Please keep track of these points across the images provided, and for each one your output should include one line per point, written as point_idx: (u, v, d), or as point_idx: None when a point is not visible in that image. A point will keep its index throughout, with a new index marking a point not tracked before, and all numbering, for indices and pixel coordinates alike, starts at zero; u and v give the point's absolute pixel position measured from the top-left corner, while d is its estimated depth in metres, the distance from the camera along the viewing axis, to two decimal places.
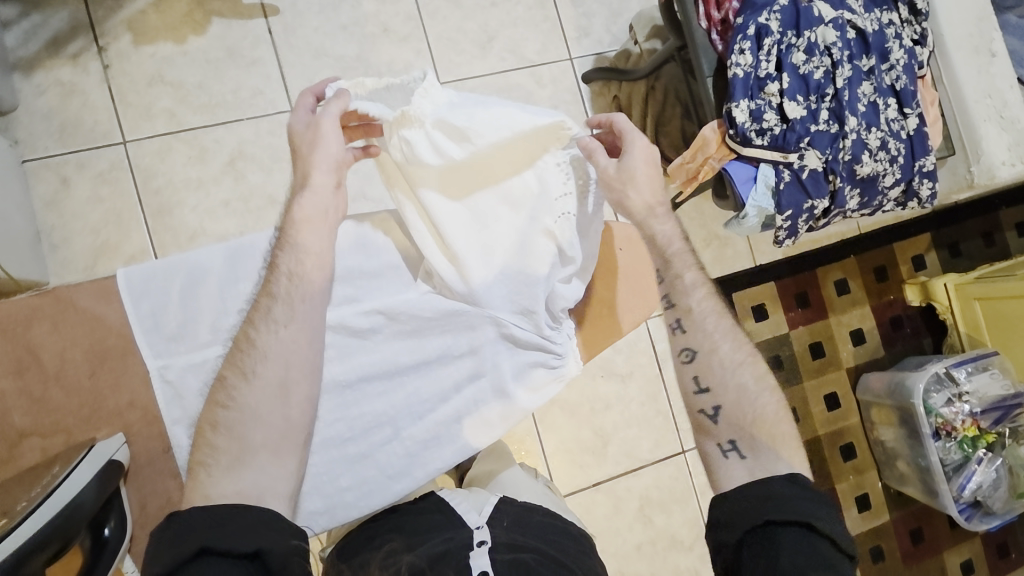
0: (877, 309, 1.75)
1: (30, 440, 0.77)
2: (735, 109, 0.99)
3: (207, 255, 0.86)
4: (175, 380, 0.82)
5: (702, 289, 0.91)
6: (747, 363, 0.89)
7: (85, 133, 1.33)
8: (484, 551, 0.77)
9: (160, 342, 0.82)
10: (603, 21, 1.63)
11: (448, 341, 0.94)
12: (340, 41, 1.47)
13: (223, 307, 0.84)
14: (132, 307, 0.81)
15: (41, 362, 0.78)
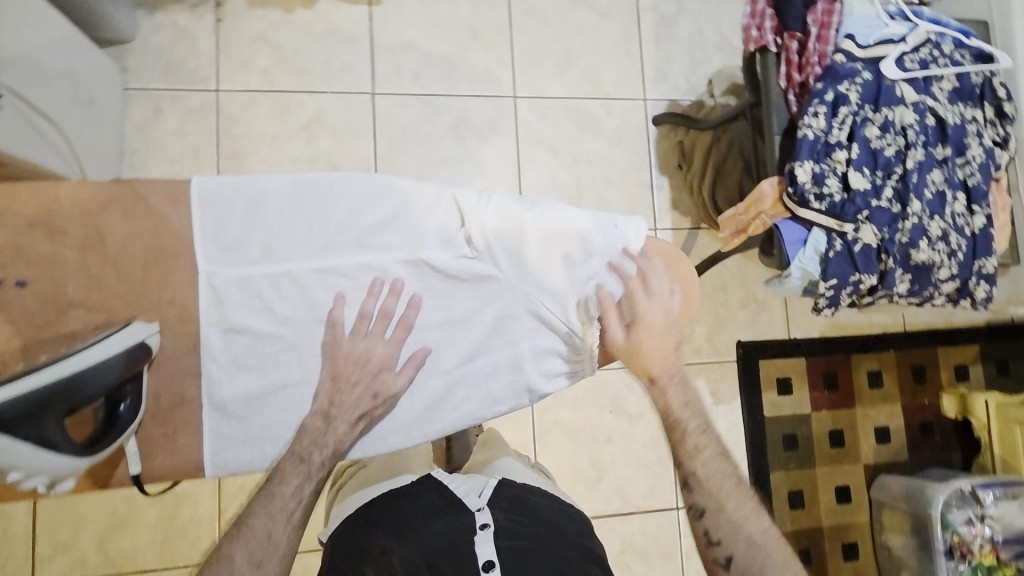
0: (908, 410, 1.68)
1: (75, 313, 0.76)
2: (798, 168, 0.99)
3: (276, 179, 0.79)
4: (221, 288, 0.79)
5: (704, 449, 0.90)
6: (756, 512, 0.88)
7: (186, 73, 1.44)
8: (489, 535, 0.84)
9: (218, 250, 0.78)
10: (684, 68, 1.66)
11: (477, 306, 0.86)
12: (431, 38, 1.55)
13: (271, 230, 0.79)
14: (199, 213, 0.77)
15: (104, 243, 0.76)
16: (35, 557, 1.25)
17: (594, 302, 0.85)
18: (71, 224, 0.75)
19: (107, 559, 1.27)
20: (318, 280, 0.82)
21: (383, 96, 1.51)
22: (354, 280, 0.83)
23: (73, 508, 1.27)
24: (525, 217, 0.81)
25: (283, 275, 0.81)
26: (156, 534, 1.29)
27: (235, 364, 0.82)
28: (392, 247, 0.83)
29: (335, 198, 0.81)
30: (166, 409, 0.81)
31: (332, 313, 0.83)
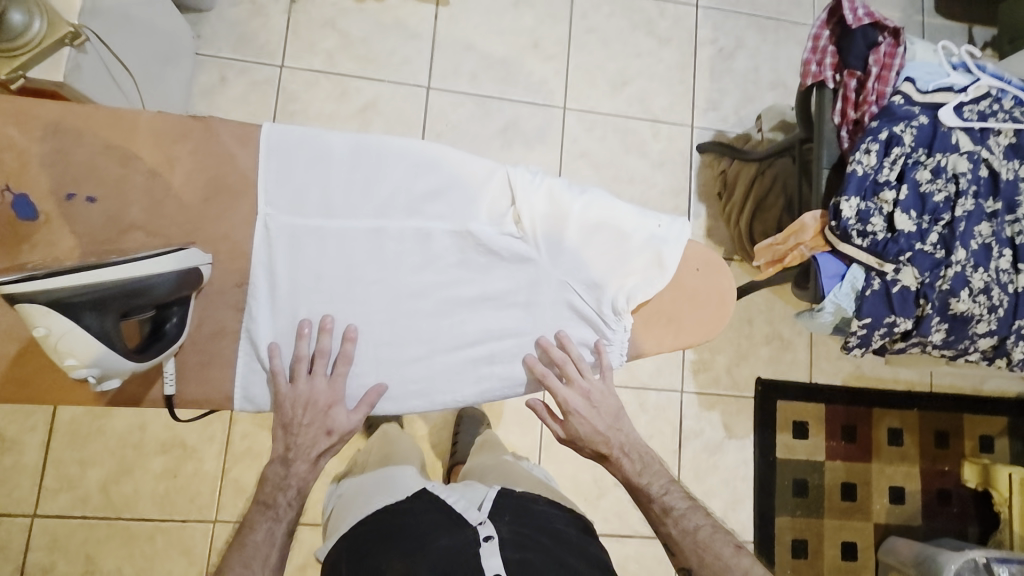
0: (926, 474, 1.63)
1: (135, 235, 0.75)
2: (844, 203, 0.99)
3: (341, 137, 0.78)
4: (275, 234, 0.77)
5: (675, 507, 0.89)
6: (744, 556, 0.86)
7: (256, 47, 1.50)
8: (494, 547, 0.82)
9: (277, 195, 0.77)
10: (735, 102, 1.67)
11: (512, 285, 0.82)
12: (492, 43, 1.59)
13: (328, 184, 0.78)
14: (265, 159, 0.76)
15: (171, 175, 0.76)
16: (40, 489, 1.27)
17: (624, 296, 0.80)
18: (146, 152, 0.75)
19: (107, 501, 1.29)
20: (366, 240, 0.80)
21: (438, 91, 1.56)
22: (398, 243, 0.80)
23: (84, 447, 1.30)
24: (572, 208, 0.79)
25: (330, 229, 0.79)
26: (158, 484, 1.31)
27: (272, 304, 0.79)
28: (438, 215, 0.80)
29: (391, 161, 0.79)
30: (204, 338, 0.79)
31: (369, 272, 0.80)
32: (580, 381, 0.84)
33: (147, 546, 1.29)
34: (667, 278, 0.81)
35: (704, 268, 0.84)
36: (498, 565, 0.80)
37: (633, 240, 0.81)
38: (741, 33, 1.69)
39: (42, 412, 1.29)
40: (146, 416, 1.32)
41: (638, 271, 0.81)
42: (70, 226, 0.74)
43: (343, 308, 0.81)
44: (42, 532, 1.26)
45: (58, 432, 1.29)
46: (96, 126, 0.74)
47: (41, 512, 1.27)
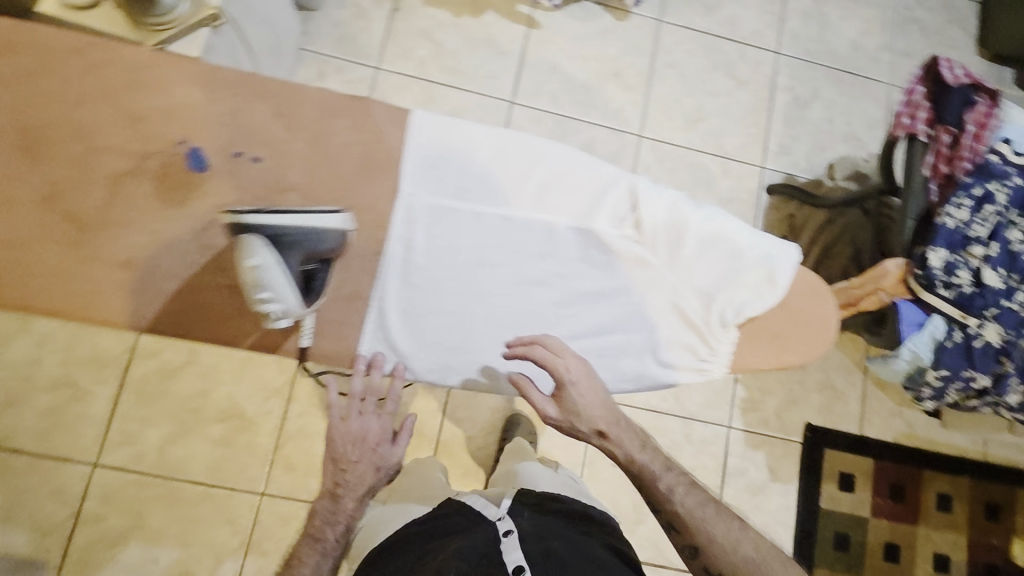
0: (974, 545, 1.57)
1: (291, 195, 0.76)
2: (931, 253, 1.00)
3: (481, 127, 0.78)
4: (414, 213, 0.77)
5: (680, 485, 0.84)
6: (739, 527, 0.83)
7: (355, 48, 1.58)
8: (515, 541, 0.81)
9: (419, 174, 0.77)
10: (807, 149, 1.70)
11: (628, 286, 0.82)
12: (576, 67, 1.66)
13: (466, 165, 0.77)
14: (413, 141, 0.77)
15: (329, 144, 0.77)
16: (103, 440, 1.32)
17: (733, 309, 0.81)
18: (307, 121, 0.77)
19: (163, 461, 1.32)
20: (495, 227, 0.79)
21: (520, 107, 1.62)
22: (527, 231, 0.79)
23: (148, 406, 1.34)
24: (693, 220, 0.79)
25: (465, 212, 0.78)
26: (213, 451, 1.35)
27: (402, 276, 0.79)
28: (566, 207, 0.79)
29: (525, 148, 0.78)
30: (342, 298, 0.78)
31: (496, 256, 0.80)
32: (568, 355, 0.79)
33: (195, 509, 1.32)
34: (778, 295, 0.82)
35: (809, 291, 0.83)
36: (520, 557, 0.78)
37: (743, 257, 0.81)
38: (818, 83, 1.73)
39: (114, 366, 1.34)
40: (211, 384, 1.37)
41: (748, 285, 0.82)
42: (234, 181, 0.76)
43: (466, 288, 0.80)
44: (99, 483, 1.30)
45: (126, 388, 1.34)
46: (266, 90, 0.77)
47: (101, 463, 1.30)
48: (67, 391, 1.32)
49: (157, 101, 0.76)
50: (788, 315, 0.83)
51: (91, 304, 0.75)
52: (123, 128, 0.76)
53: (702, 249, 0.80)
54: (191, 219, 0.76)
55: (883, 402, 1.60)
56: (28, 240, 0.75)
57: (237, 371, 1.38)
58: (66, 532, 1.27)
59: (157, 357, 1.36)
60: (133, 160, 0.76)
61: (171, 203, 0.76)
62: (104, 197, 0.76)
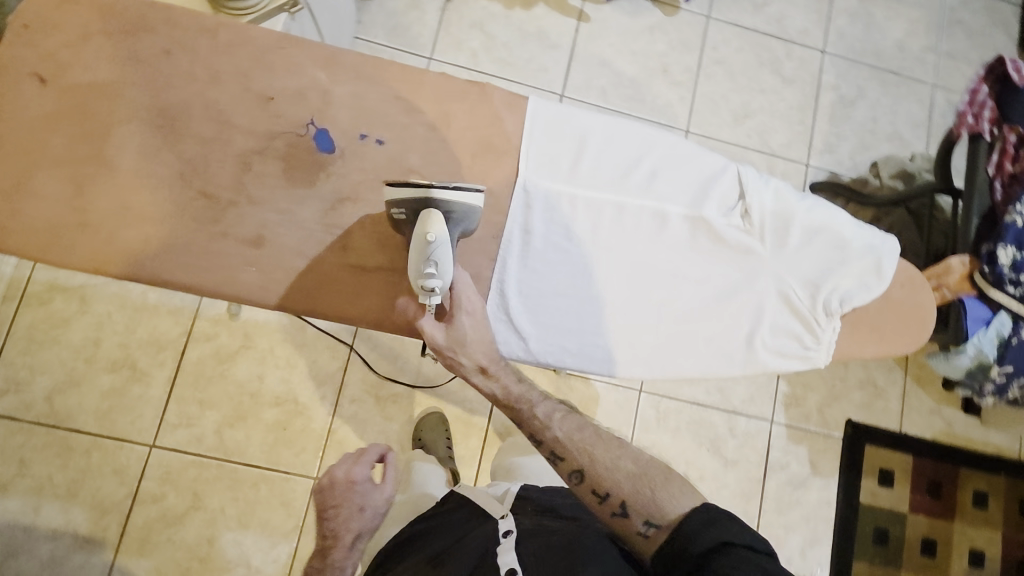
0: (1009, 543, 1.59)
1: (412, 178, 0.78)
2: (1000, 250, 1.02)
3: (595, 118, 0.81)
4: (533, 198, 0.78)
5: (555, 411, 0.84)
6: (624, 451, 0.82)
7: (409, 39, 1.59)
8: (512, 543, 0.89)
9: (538, 161, 0.79)
10: (851, 148, 1.71)
11: (735, 271, 0.82)
12: (626, 62, 1.67)
13: (582, 154, 0.80)
14: (530, 130, 0.79)
15: (448, 128, 0.79)
16: (161, 421, 1.34)
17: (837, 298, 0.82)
18: (428, 106, 0.79)
19: (220, 444, 1.34)
20: (607, 212, 0.80)
21: (570, 100, 1.63)
22: (640, 216, 0.81)
23: (206, 389, 1.36)
24: (793, 209, 0.82)
25: (582, 198, 0.80)
26: (268, 435, 1.36)
27: (521, 259, 0.80)
28: (676, 194, 0.81)
29: (635, 138, 0.81)
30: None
31: (611, 241, 0.81)
32: (465, 292, 0.76)
33: (250, 492, 1.34)
34: (883, 286, 0.83)
35: (909, 284, 0.85)
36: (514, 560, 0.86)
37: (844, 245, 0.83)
38: (863, 83, 1.74)
39: (172, 348, 1.36)
40: (267, 368, 1.38)
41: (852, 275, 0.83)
42: (358, 163, 0.79)
43: (578, 272, 0.81)
44: (158, 463, 1.32)
45: (183, 371, 1.36)
46: (388, 77, 0.79)
47: (160, 444, 1.33)
48: (127, 372, 1.34)
49: (284, 83, 0.79)
50: (885, 307, 0.85)
51: (227, 281, 0.78)
52: (254, 107, 0.79)
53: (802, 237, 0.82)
54: (318, 199, 0.79)
55: (922, 400, 1.62)
56: (166, 215, 0.78)
57: (292, 355, 1.39)
58: (125, 510, 1.30)
59: (214, 340, 1.38)
60: (261, 140, 0.79)
61: (300, 182, 0.79)
62: (236, 175, 0.79)
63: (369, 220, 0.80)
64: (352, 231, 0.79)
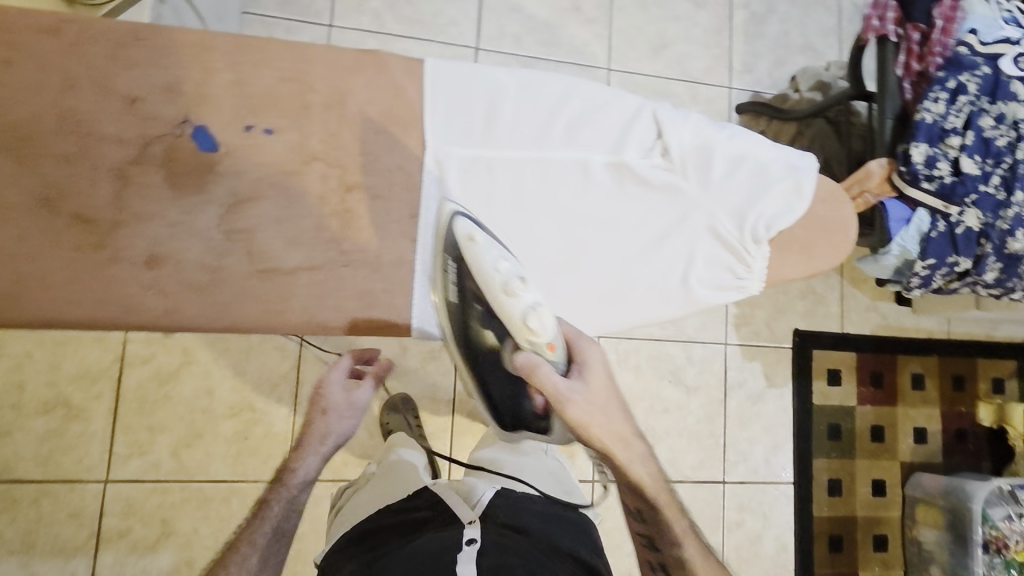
0: (945, 416, 1.74)
1: (315, 165, 0.72)
2: (913, 148, 1.05)
3: (499, 71, 0.76)
4: (444, 167, 0.75)
5: (680, 525, 0.90)
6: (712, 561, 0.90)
7: (302, 6, 1.45)
8: (472, 551, 0.80)
9: (449, 131, 0.75)
10: (768, 64, 1.72)
11: (664, 213, 0.80)
12: (537, 5, 1.59)
13: (493, 113, 0.75)
14: (430, 92, 0.74)
15: (346, 106, 0.72)
16: (110, 455, 1.27)
17: (762, 226, 0.79)
18: (320, 84, 0.72)
19: (179, 466, 1.29)
20: (527, 172, 0.77)
21: (486, 53, 1.55)
22: (559, 170, 0.77)
23: (152, 414, 1.29)
24: (716, 139, 0.78)
25: (499, 161, 0.76)
26: (230, 447, 1.32)
27: (446, 235, 0.76)
28: (593, 141, 0.78)
29: (545, 88, 0.77)
30: (387, 265, 0.75)
31: (535, 202, 0.78)
32: (597, 362, 0.80)
33: (222, 508, 1.30)
34: (805, 205, 0.80)
35: (829, 198, 0.82)
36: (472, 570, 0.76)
37: (770, 167, 0.80)
38: None
39: (107, 378, 1.28)
40: (214, 381, 1.32)
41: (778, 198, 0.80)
42: (251, 158, 0.71)
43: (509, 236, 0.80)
44: (116, 498, 1.26)
45: (124, 399, 1.28)
46: (267, 57, 0.72)
47: (114, 478, 1.26)
48: (61, 412, 1.25)
49: (150, 77, 0.69)
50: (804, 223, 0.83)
51: (126, 307, 0.69)
52: (119, 113, 0.69)
53: (730, 165, 0.79)
54: (212, 205, 0.70)
55: (858, 299, 1.71)
56: (36, 250, 0.68)
57: (238, 364, 1.33)
58: (91, 551, 1.24)
59: (151, 362, 1.30)
60: (135, 149, 0.69)
61: (186, 189, 0.70)
62: (113, 192, 0.69)
63: (275, 219, 0.72)
64: (254, 232, 0.71)
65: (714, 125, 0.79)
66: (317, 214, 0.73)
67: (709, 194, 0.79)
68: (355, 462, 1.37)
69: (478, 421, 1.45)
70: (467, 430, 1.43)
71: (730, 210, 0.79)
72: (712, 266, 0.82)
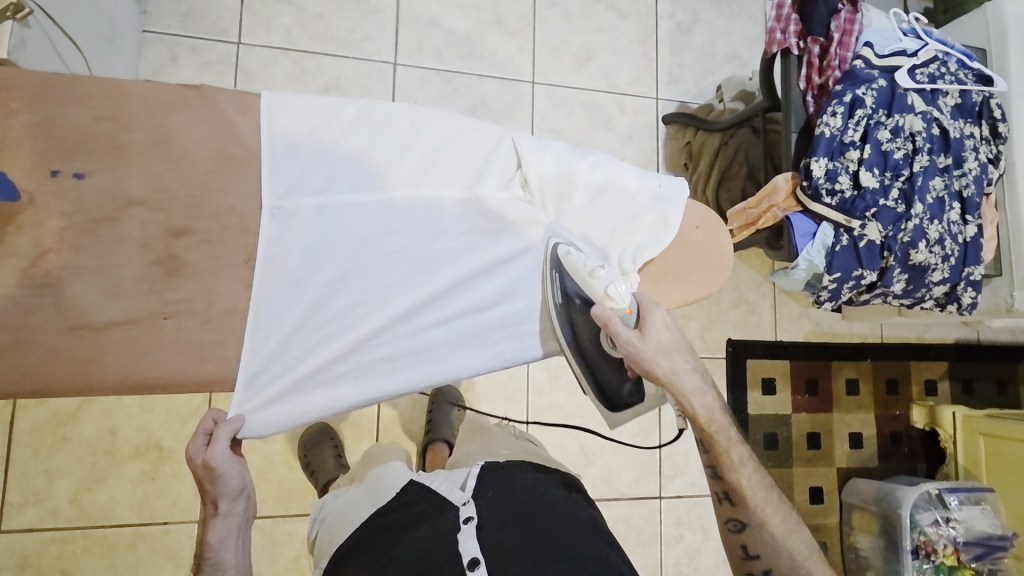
0: (880, 420, 1.75)
1: (135, 210, 0.67)
2: (813, 163, 1.04)
3: (345, 106, 0.74)
4: (285, 207, 0.71)
5: (747, 463, 0.82)
6: (796, 528, 0.82)
7: (206, 24, 1.40)
8: (472, 530, 0.84)
9: (282, 179, 0.71)
10: (695, 74, 1.72)
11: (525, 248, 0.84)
12: (456, 18, 1.56)
13: (337, 150, 0.73)
14: (269, 125, 0.70)
15: (169, 145, 0.67)
16: (2, 505, 1.19)
17: (630, 253, 0.86)
18: (139, 122, 0.67)
19: (81, 512, 1.22)
20: (376, 211, 0.75)
21: (404, 68, 1.51)
22: (411, 209, 0.76)
23: (49, 458, 1.22)
24: (579, 171, 0.81)
25: (346, 200, 0.73)
26: (136, 490, 1.25)
27: (277, 288, 0.72)
28: (449, 177, 0.78)
29: (395, 121, 0.76)
30: (218, 315, 0.70)
31: (381, 245, 0.76)
32: (661, 316, 0.79)
33: (129, 554, 1.23)
34: (671, 235, 0.86)
35: (703, 225, 0.90)
36: (476, 549, 0.80)
37: (631, 199, 0.85)
38: (698, 6, 1.73)
39: None
40: (116, 421, 1.25)
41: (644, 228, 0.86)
42: (57, 205, 0.64)
43: (356, 279, 0.76)
44: (10, 550, 1.18)
45: (17, 444, 1.21)
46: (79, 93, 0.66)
47: (6, 529, 1.18)
48: None
49: None
50: (674, 246, 0.89)
51: None
52: None
53: (593, 197, 0.84)
54: (13, 258, 0.63)
55: (791, 307, 1.71)
56: None
57: (143, 401, 1.26)
58: None
59: (46, 403, 1.22)
60: None
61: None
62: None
63: (85, 269, 0.65)
64: (65, 284, 0.65)
65: (578, 158, 0.82)
66: (137, 262, 0.67)
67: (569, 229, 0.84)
68: (272, 498, 1.34)
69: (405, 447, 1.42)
70: None
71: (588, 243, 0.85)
72: None
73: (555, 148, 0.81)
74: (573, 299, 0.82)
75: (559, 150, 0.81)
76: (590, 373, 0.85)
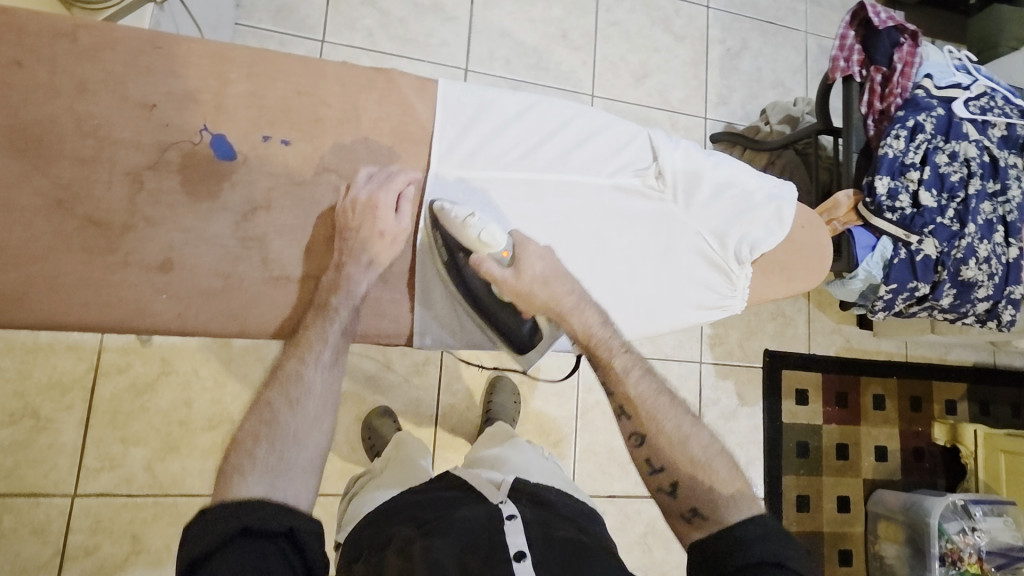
0: (904, 435, 1.83)
1: (329, 176, 0.83)
2: (877, 181, 1.13)
3: (507, 99, 0.91)
4: (450, 180, 0.87)
5: (634, 368, 0.86)
6: (694, 432, 0.83)
7: (295, 21, 1.47)
8: (518, 526, 0.75)
9: (450, 153, 0.87)
10: (742, 97, 1.82)
11: (650, 233, 0.95)
12: (526, 31, 1.65)
13: (495, 134, 0.89)
14: (441, 107, 0.87)
15: (359, 121, 0.84)
16: (79, 469, 1.20)
17: (749, 245, 0.95)
18: (334, 100, 0.83)
19: (153, 480, 1.23)
20: (527, 191, 0.91)
21: (475, 74, 1.60)
22: (553, 191, 0.92)
23: (126, 425, 1.23)
24: (701, 166, 0.95)
25: (497, 179, 0.89)
26: (206, 462, 1.26)
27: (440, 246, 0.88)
28: (586, 164, 0.93)
29: (547, 115, 0.92)
30: (395, 276, 0.87)
31: (529, 219, 0.91)
32: (534, 250, 0.86)
33: None
34: (785, 230, 0.97)
35: (807, 224, 1.01)
36: (523, 543, 0.72)
37: (746, 190, 0.97)
38: (746, 34, 1.85)
39: (78, 389, 1.21)
40: (193, 391, 1.27)
41: (759, 222, 0.97)
42: (266, 165, 0.81)
43: None
44: (84, 513, 1.19)
45: (96, 411, 1.22)
46: (284, 70, 0.81)
47: (82, 492, 1.19)
48: (29, 422, 1.18)
49: (175, 85, 0.77)
50: (785, 247, 1.00)
51: (132, 310, 0.77)
52: (144, 123, 0.76)
53: (712, 189, 0.95)
54: (228, 212, 0.80)
55: (823, 321, 1.79)
56: (48, 253, 0.75)
57: (219, 373, 1.29)
58: (54, 571, 1.17)
59: (128, 372, 1.24)
60: (149, 155, 0.77)
61: (202, 196, 0.79)
62: (127, 195, 0.77)
63: (281, 228, 0.82)
64: (269, 241, 0.81)
65: (697, 155, 0.96)
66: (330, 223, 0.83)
67: (685, 218, 0.95)
68: (334, 477, 1.35)
69: (460, 436, 1.44)
70: (450, 446, 1.43)
71: (706, 232, 0.96)
72: (696, 285, 0.97)
73: (676, 146, 0.95)
74: (457, 254, 0.84)
75: (680, 148, 0.96)
76: (489, 321, 0.88)
